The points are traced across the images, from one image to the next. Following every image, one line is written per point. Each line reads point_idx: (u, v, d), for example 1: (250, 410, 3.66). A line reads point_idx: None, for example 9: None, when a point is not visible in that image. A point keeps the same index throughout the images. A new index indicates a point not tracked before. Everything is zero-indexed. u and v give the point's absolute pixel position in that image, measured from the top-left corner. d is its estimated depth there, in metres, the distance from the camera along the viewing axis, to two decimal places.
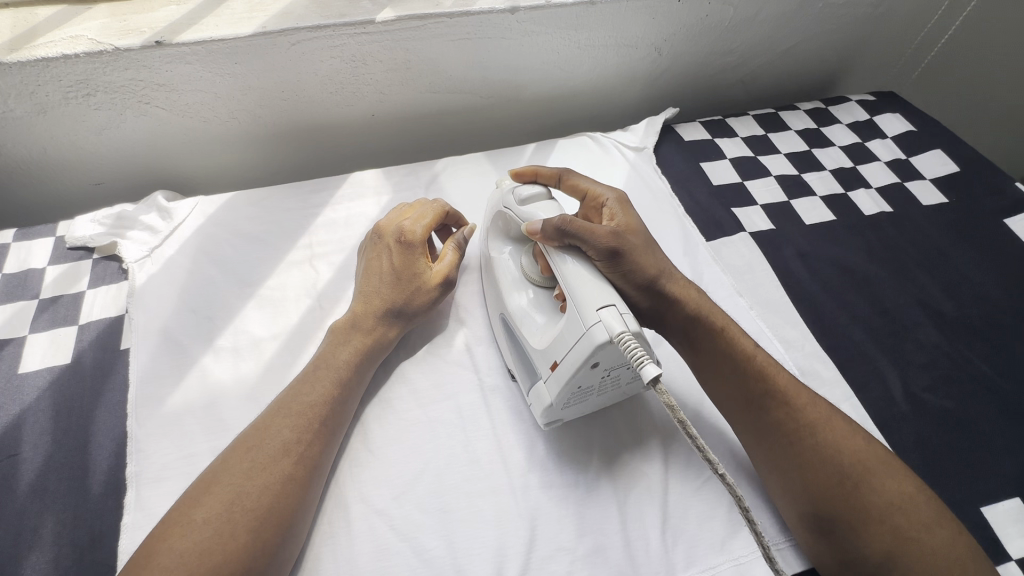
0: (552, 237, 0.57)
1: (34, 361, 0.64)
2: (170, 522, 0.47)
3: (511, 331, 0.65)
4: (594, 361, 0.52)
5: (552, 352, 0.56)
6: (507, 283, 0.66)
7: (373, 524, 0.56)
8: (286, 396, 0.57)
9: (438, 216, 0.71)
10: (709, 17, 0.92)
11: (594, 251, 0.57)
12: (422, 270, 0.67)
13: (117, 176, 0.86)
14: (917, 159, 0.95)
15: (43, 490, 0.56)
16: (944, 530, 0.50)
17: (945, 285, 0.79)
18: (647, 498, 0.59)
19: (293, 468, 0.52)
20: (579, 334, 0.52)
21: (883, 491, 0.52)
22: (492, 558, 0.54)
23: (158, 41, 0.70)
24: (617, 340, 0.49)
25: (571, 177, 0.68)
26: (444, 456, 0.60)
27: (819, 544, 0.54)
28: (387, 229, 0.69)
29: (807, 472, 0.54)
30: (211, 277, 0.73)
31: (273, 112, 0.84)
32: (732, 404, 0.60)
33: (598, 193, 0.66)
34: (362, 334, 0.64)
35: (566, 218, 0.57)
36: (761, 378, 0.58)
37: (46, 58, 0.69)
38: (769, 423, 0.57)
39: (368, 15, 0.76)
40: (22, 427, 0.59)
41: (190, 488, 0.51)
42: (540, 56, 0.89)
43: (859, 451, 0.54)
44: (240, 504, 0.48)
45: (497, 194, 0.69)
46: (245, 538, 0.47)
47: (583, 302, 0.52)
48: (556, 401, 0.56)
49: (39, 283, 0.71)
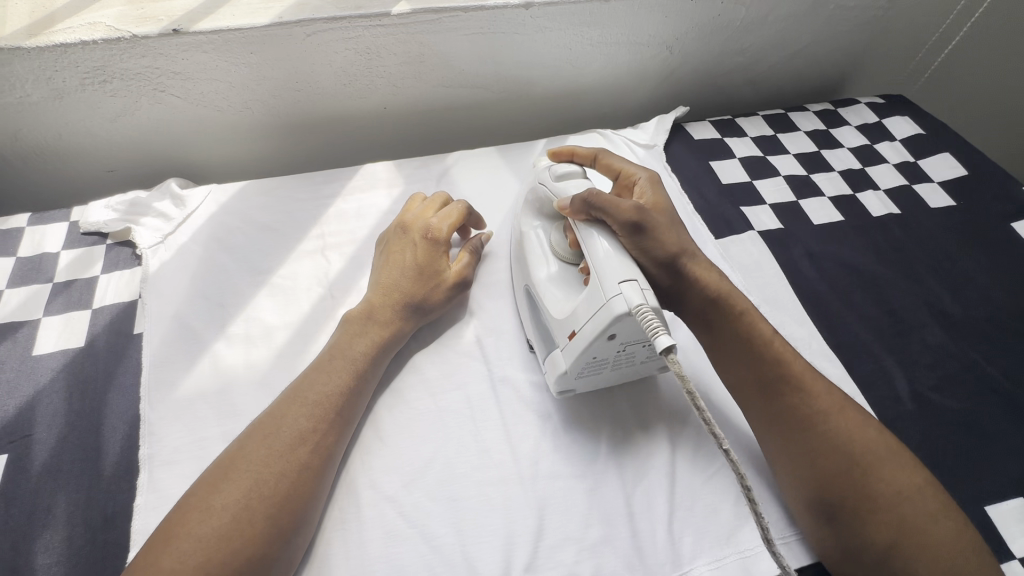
0: (579, 211, 0.59)
1: (48, 344, 0.65)
2: (189, 507, 0.47)
3: (534, 302, 0.66)
4: (612, 332, 0.54)
5: (570, 322, 0.57)
6: (535, 257, 0.67)
7: (383, 510, 0.56)
8: (302, 384, 0.57)
9: (460, 211, 0.72)
10: (721, 17, 0.93)
11: (618, 224, 0.58)
12: (441, 269, 0.68)
13: (131, 163, 0.87)
14: (925, 162, 0.95)
15: (58, 470, 0.57)
16: (950, 522, 0.51)
17: (952, 287, 0.80)
18: (655, 490, 0.59)
19: (309, 457, 0.53)
20: (599, 306, 0.54)
21: (892, 482, 0.52)
22: (501, 546, 0.55)
23: (175, 29, 0.71)
24: (637, 311, 0.51)
25: (606, 158, 0.71)
26: (454, 445, 0.61)
27: (824, 533, 0.54)
28: (411, 225, 0.70)
29: (818, 460, 0.55)
30: (224, 265, 0.73)
31: (286, 102, 0.85)
32: (745, 389, 0.60)
33: (632, 172, 0.69)
34: (379, 325, 0.64)
35: (594, 193, 0.58)
36: (775, 364, 0.59)
37: (64, 44, 0.69)
38: (781, 409, 0.58)
39: (384, 7, 0.77)
40: (36, 408, 0.60)
41: (206, 472, 0.51)
42: (552, 53, 0.90)
43: (871, 442, 0.55)
44: (258, 491, 0.49)
45: (534, 172, 0.72)
46: (266, 523, 0.48)
47: (606, 276, 0.54)
48: (572, 369, 0.58)
49: (53, 268, 0.71)
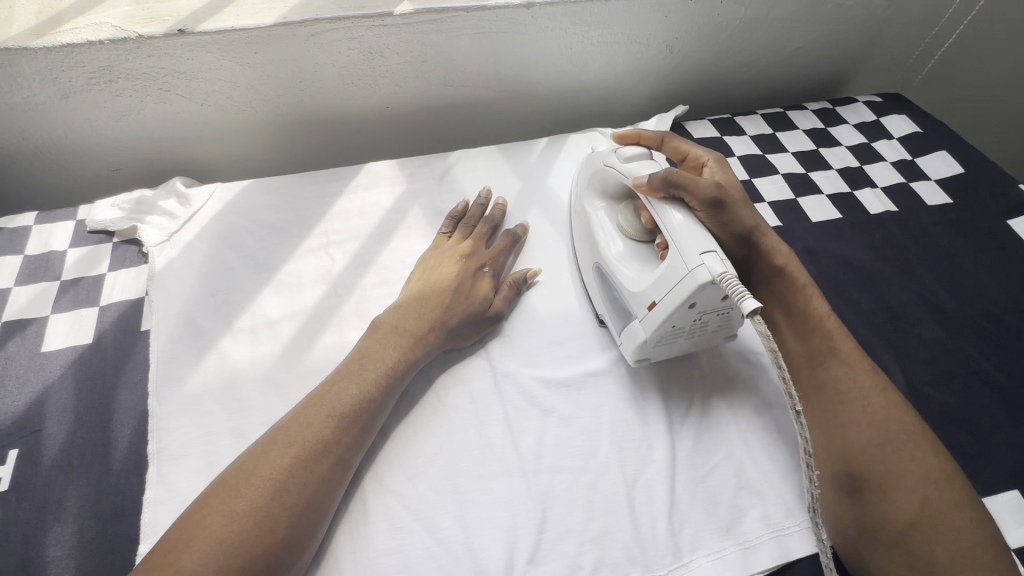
0: (657, 187, 0.62)
1: (57, 340, 0.66)
2: (210, 508, 0.48)
3: (604, 276, 0.69)
4: (692, 302, 0.57)
5: (649, 293, 0.61)
6: (605, 235, 0.70)
7: (389, 504, 0.57)
8: (327, 390, 0.58)
9: (508, 247, 0.75)
10: (720, 16, 0.94)
11: (697, 200, 0.61)
12: (487, 299, 0.69)
13: (136, 162, 0.87)
14: (922, 160, 0.96)
15: (67, 464, 0.58)
16: (972, 512, 0.51)
17: (949, 284, 0.81)
18: (656, 482, 0.60)
19: (331, 469, 0.53)
20: (680, 276, 0.57)
21: (922, 465, 0.53)
22: (505, 538, 0.56)
23: (180, 29, 0.72)
24: (720, 280, 0.53)
25: (673, 140, 0.77)
26: (458, 439, 0.62)
27: (843, 505, 0.56)
28: (470, 257, 0.72)
29: (852, 431, 0.56)
30: (229, 262, 0.74)
31: (290, 102, 0.85)
32: (795, 358, 0.63)
33: (699, 154, 0.75)
34: (399, 333, 0.64)
35: (673, 171, 0.61)
36: (828, 337, 0.61)
37: (72, 44, 0.70)
38: (826, 379, 0.60)
39: (386, 7, 0.78)
40: (45, 404, 0.61)
41: (227, 471, 0.51)
42: (553, 52, 0.90)
43: (904, 422, 0.56)
44: (281, 499, 0.49)
45: (596, 157, 0.74)
46: (286, 530, 0.49)
47: (686, 248, 0.57)
48: (650, 338, 0.61)
49: (60, 266, 0.72)
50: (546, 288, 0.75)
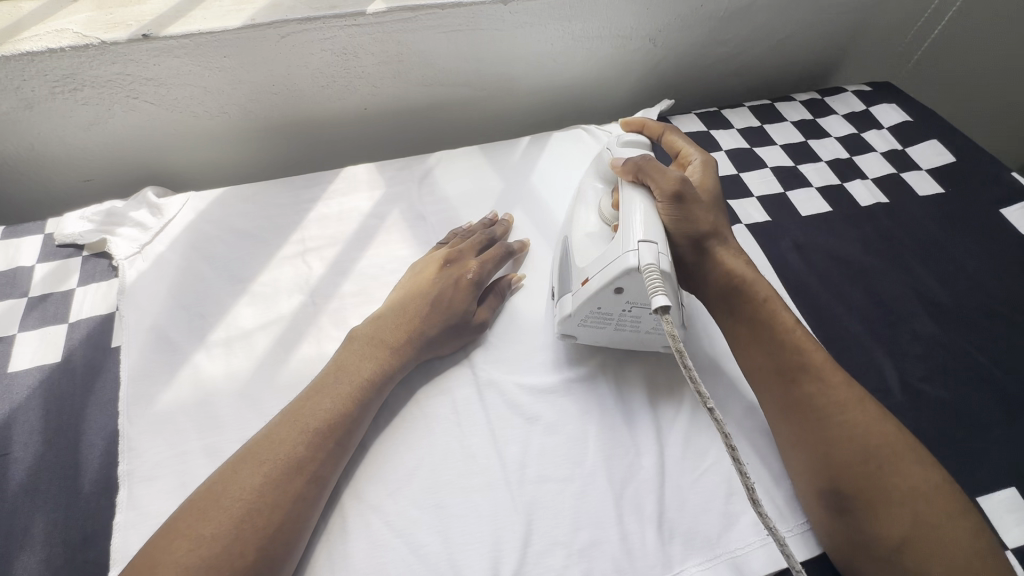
0: (628, 171, 0.64)
1: (24, 360, 0.64)
2: (178, 531, 0.46)
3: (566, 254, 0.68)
4: (618, 285, 0.57)
5: (586, 270, 0.61)
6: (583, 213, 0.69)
7: (368, 522, 0.56)
8: (299, 407, 0.56)
9: (500, 257, 0.72)
10: (703, 7, 0.92)
11: (659, 189, 0.62)
12: (469, 311, 0.67)
13: (107, 172, 0.85)
14: (913, 149, 0.95)
15: (35, 490, 0.56)
16: (966, 521, 0.50)
17: (941, 276, 0.79)
18: (644, 490, 0.59)
19: (305, 487, 0.51)
20: (615, 256, 0.57)
21: (907, 477, 0.52)
22: (489, 553, 0.54)
23: (145, 34, 0.70)
24: (644, 269, 0.53)
25: (671, 135, 0.75)
26: (440, 451, 0.60)
27: (833, 524, 0.54)
28: (458, 264, 0.69)
29: (834, 448, 0.54)
30: (203, 274, 0.72)
31: (264, 106, 0.83)
32: (764, 375, 0.60)
33: (689, 153, 0.73)
34: (376, 344, 0.62)
35: (647, 158, 0.63)
36: (796, 350, 0.59)
37: (31, 52, 0.68)
38: (800, 397, 0.58)
39: (359, 6, 0.76)
40: (12, 426, 0.59)
41: (196, 493, 0.50)
42: (533, 48, 0.88)
43: (886, 433, 0.54)
44: (251, 522, 0.47)
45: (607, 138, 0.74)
46: (258, 553, 0.47)
47: (629, 232, 0.57)
48: (575, 314, 0.61)
49: (28, 282, 0.70)
50: (529, 291, 0.74)
